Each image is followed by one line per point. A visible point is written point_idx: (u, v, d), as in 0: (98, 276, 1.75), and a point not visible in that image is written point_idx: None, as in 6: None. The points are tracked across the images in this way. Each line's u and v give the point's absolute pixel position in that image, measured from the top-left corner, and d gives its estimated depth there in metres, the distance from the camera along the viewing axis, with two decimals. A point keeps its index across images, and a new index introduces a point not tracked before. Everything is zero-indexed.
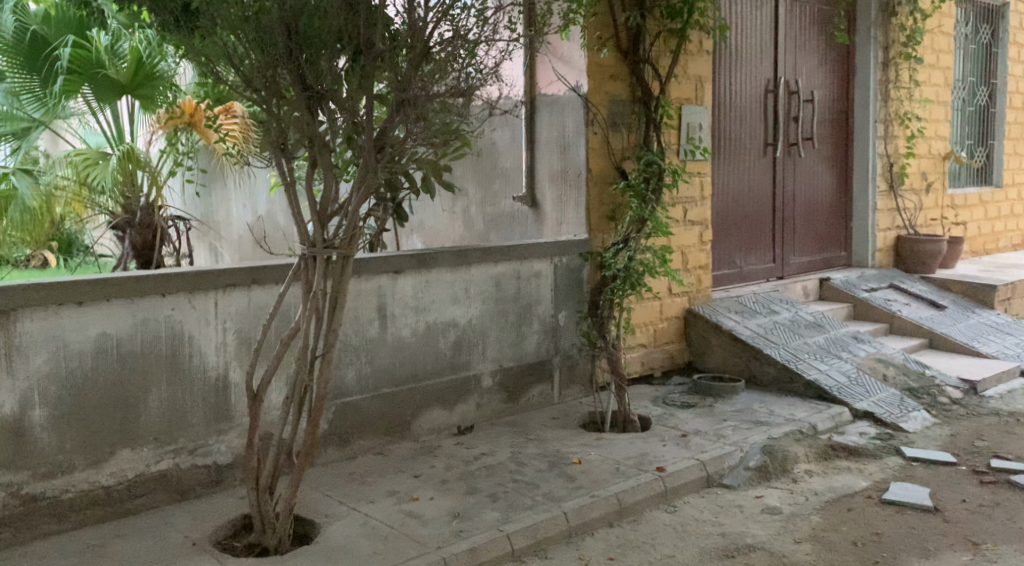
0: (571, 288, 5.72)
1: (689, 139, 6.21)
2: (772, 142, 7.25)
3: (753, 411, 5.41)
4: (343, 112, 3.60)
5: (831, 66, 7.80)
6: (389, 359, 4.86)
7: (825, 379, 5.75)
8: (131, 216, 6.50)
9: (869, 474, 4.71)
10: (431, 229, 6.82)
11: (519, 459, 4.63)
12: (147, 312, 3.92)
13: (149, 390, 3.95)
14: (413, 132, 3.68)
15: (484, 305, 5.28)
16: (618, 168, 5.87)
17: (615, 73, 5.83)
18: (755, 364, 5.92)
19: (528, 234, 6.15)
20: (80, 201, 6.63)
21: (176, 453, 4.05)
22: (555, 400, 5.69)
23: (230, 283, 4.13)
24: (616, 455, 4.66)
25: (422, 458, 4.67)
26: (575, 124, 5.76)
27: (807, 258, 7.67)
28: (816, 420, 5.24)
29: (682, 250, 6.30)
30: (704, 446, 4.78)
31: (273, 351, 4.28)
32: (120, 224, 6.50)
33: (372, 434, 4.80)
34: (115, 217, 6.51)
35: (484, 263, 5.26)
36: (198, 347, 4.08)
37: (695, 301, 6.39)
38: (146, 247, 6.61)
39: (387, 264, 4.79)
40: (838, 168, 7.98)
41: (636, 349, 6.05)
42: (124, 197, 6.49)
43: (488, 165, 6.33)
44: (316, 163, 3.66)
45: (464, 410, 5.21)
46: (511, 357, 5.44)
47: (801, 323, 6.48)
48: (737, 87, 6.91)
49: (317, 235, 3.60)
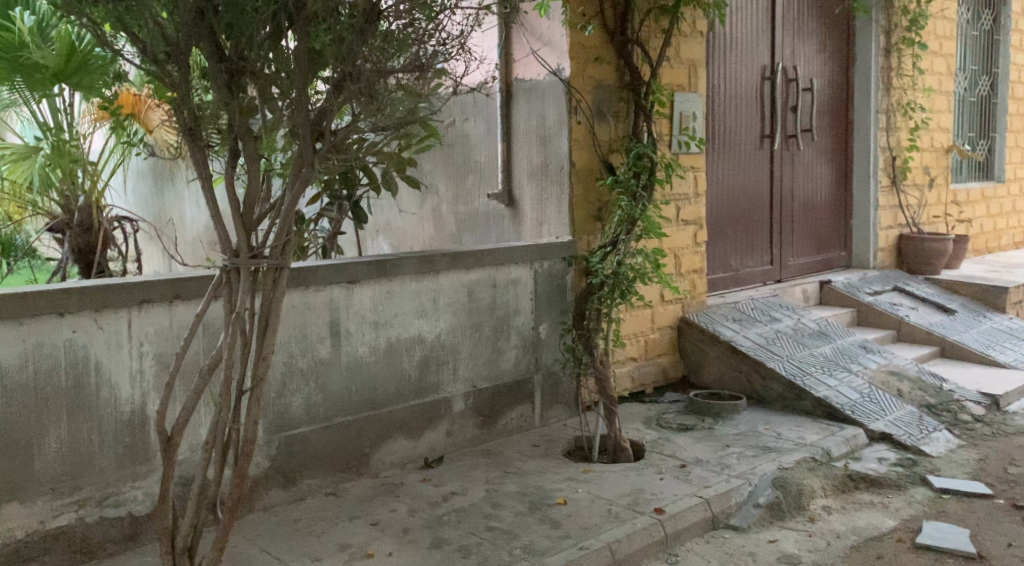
0: (553, 297, 5.10)
1: (682, 130, 5.59)
2: (769, 134, 6.66)
3: (759, 435, 4.81)
4: (286, 101, 3.15)
5: (831, 51, 7.21)
6: (344, 383, 4.27)
7: (836, 396, 5.14)
8: (69, 217, 5.73)
9: (896, 510, 4.11)
10: (398, 231, 6.17)
11: (495, 499, 4.04)
12: (41, 336, 3.50)
13: (45, 429, 3.53)
14: (360, 115, 3.18)
15: (454, 318, 4.67)
16: (604, 162, 5.25)
17: (600, 54, 5.20)
18: (757, 380, 5.33)
19: (504, 236, 5.52)
20: (20, 202, 5.84)
21: (81, 505, 3.63)
22: (536, 424, 5.07)
23: (146, 299, 3.73)
24: (607, 493, 4.05)
25: (382, 499, 4.10)
26: (556, 112, 5.13)
27: (806, 260, 7.08)
28: (830, 444, 4.64)
29: (675, 253, 5.69)
30: (707, 480, 4.18)
31: (191, 382, 3.80)
32: (58, 226, 5.73)
33: (323, 470, 4.22)
34: (53, 219, 5.75)
35: (455, 270, 4.64)
36: (107, 376, 3.68)
37: (688, 308, 5.78)
38: (89, 251, 5.78)
39: (339, 273, 4.18)
40: (837, 162, 7.39)
41: (626, 363, 5.44)
42: (62, 195, 5.72)
43: (460, 158, 5.73)
44: (238, 155, 3.23)
45: (433, 440, 4.61)
46: (486, 376, 4.83)
47: (804, 331, 5.88)
48: (732, 74, 6.30)
49: (241, 243, 3.13)
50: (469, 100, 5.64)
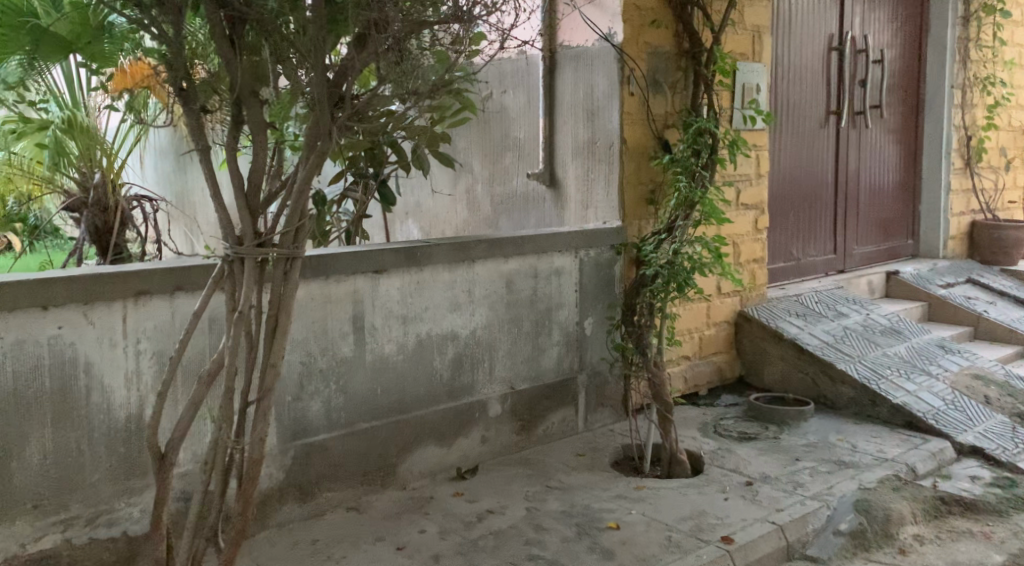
0: (600, 288, 4.58)
1: (745, 103, 5.04)
2: (836, 110, 6.07)
3: (831, 446, 4.28)
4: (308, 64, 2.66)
5: (903, 21, 6.60)
6: (368, 384, 3.80)
7: (916, 402, 4.59)
8: (85, 195, 4.98)
9: (1002, 542, 3.56)
10: (428, 214, 5.69)
11: (536, 521, 3.57)
12: (21, 332, 3.06)
13: (27, 439, 3.10)
14: (385, 79, 2.75)
15: (491, 312, 4.17)
16: (658, 138, 4.72)
17: (657, 17, 4.65)
18: (825, 383, 4.80)
19: (544, 221, 5.02)
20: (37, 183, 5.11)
21: (68, 525, 3.20)
22: (580, 429, 4.57)
23: (143, 289, 3.28)
24: (664, 516, 3.56)
25: (410, 517, 3.64)
26: (606, 82, 4.60)
27: (871, 249, 6.50)
28: (915, 460, 4.10)
29: (734, 240, 5.15)
30: (778, 501, 3.67)
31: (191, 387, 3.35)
32: (74, 205, 5.00)
33: (345, 483, 3.76)
34: (69, 196, 5.03)
35: (492, 259, 4.15)
36: (99, 378, 3.24)
37: (747, 302, 5.24)
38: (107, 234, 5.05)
39: (363, 261, 3.71)
40: (906, 142, 6.78)
41: (678, 362, 4.92)
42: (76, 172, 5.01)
43: (497, 135, 5.23)
44: (242, 125, 2.72)
45: (466, 447, 4.13)
46: (525, 377, 4.33)
47: (874, 328, 5.33)
48: (797, 44, 5.73)
49: (246, 230, 2.67)
50: (507, 68, 5.15)
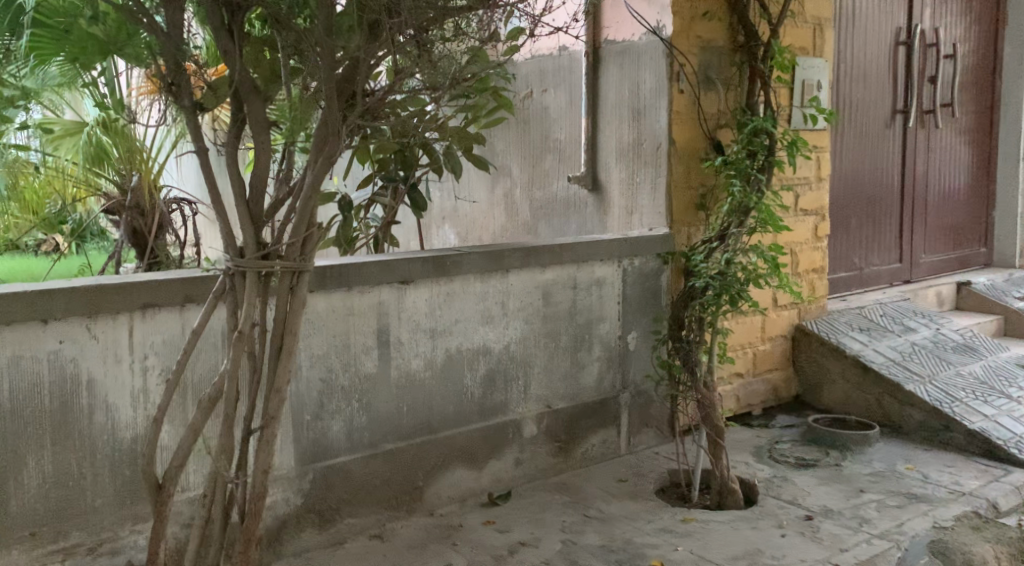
0: (644, 300, 4.26)
1: (806, 101, 4.69)
2: (903, 109, 5.67)
3: (899, 477, 3.90)
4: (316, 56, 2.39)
5: (977, 14, 6.16)
6: (393, 404, 3.53)
7: (995, 428, 4.18)
8: (120, 199, 4.57)
9: None
10: (465, 219, 5.43)
11: (573, 556, 3.26)
12: (19, 348, 2.85)
13: (24, 462, 2.89)
14: (403, 72, 2.47)
15: (527, 325, 3.88)
16: (710, 139, 4.38)
17: (710, 9, 4.31)
18: (891, 404, 4.42)
19: (586, 227, 4.71)
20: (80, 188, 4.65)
21: (67, 555, 2.98)
22: (622, 452, 4.26)
23: (150, 302, 3.04)
24: (713, 554, 3.24)
25: (436, 549, 3.35)
26: (653, 79, 4.28)
27: (939, 258, 6.06)
28: (996, 494, 3.71)
29: (792, 249, 4.78)
30: (842, 539, 3.32)
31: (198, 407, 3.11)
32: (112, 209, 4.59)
33: (368, 509, 3.50)
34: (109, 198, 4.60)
35: (527, 269, 3.85)
36: (103, 396, 3.01)
37: (806, 315, 4.87)
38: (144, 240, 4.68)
39: (388, 271, 3.44)
40: (979, 144, 6.33)
41: (730, 380, 4.58)
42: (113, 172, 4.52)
43: (537, 135, 4.96)
44: (243, 123, 2.46)
45: (499, 471, 3.84)
46: (563, 395, 4.03)
47: (945, 344, 4.91)
48: (861, 38, 5.34)
49: (248, 240, 2.42)
50: (548, 65, 4.86)
